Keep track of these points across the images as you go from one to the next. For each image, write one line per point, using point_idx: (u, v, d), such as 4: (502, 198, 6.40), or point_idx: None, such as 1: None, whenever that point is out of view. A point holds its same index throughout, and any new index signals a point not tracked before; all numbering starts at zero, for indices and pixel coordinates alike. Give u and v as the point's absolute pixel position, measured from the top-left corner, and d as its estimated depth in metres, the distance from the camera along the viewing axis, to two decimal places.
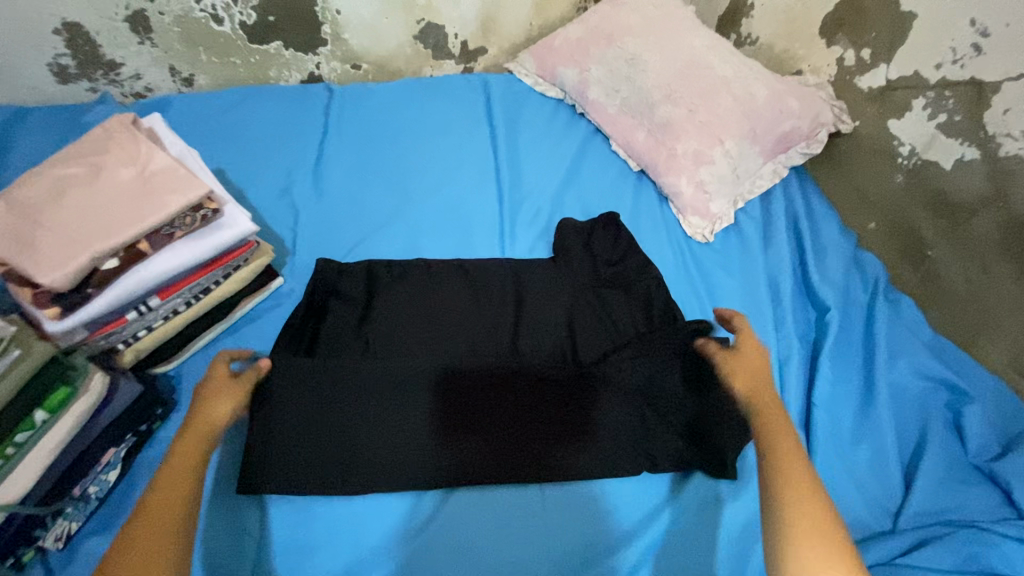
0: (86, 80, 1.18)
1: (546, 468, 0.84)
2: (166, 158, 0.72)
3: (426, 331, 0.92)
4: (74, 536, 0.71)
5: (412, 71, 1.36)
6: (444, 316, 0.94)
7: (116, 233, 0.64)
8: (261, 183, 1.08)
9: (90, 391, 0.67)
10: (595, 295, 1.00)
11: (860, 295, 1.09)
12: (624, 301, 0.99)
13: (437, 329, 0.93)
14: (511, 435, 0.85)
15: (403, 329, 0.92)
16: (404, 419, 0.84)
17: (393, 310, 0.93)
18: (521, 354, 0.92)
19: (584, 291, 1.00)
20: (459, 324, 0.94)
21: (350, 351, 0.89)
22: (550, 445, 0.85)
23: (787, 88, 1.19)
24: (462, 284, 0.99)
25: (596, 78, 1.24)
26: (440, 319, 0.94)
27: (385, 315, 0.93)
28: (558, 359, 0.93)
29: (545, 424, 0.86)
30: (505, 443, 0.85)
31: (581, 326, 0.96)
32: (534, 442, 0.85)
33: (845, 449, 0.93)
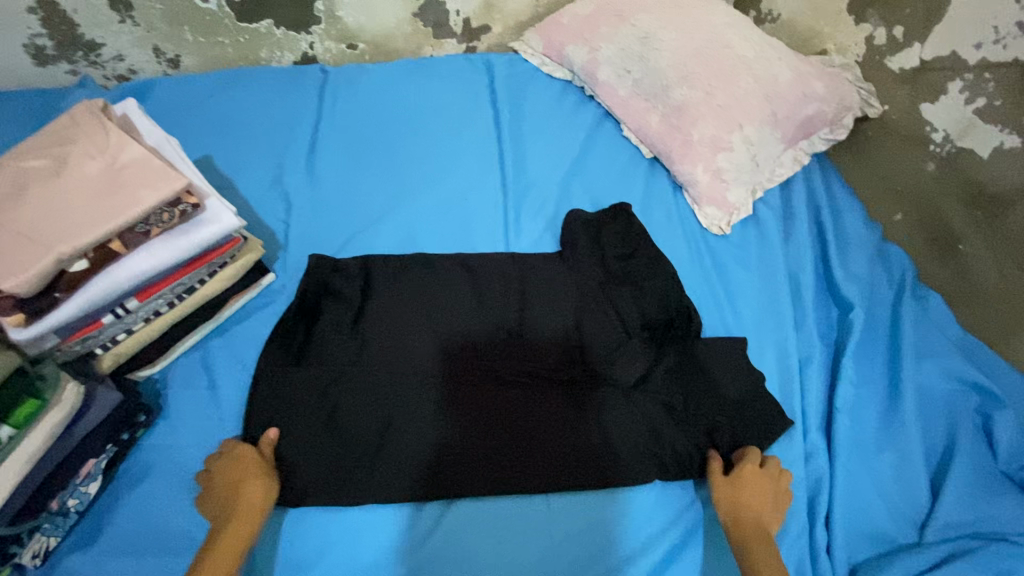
0: (65, 62, 1.12)
1: (549, 476, 0.79)
2: (139, 148, 0.66)
3: (426, 330, 0.87)
4: (54, 551, 0.68)
5: (411, 51, 1.28)
6: (444, 313, 0.89)
7: (83, 232, 0.59)
8: (251, 172, 1.02)
9: (62, 402, 0.63)
10: (604, 290, 0.93)
11: (885, 293, 1.03)
12: (635, 297, 0.93)
13: (437, 327, 0.87)
14: (513, 441, 0.81)
15: (401, 328, 0.87)
16: (404, 423, 0.80)
17: (391, 308, 0.88)
18: (525, 353, 0.87)
19: (592, 285, 0.94)
20: (462, 321, 0.88)
21: (346, 352, 0.84)
22: (554, 451, 0.81)
23: (810, 70, 1.12)
24: (463, 278, 0.93)
25: (606, 58, 1.17)
26: (441, 317, 0.88)
27: (382, 314, 0.87)
28: (564, 358, 0.88)
29: (550, 430, 0.82)
30: (507, 449, 0.80)
31: (589, 323, 0.90)
32: (538, 448, 0.81)
33: (868, 457, 0.88)
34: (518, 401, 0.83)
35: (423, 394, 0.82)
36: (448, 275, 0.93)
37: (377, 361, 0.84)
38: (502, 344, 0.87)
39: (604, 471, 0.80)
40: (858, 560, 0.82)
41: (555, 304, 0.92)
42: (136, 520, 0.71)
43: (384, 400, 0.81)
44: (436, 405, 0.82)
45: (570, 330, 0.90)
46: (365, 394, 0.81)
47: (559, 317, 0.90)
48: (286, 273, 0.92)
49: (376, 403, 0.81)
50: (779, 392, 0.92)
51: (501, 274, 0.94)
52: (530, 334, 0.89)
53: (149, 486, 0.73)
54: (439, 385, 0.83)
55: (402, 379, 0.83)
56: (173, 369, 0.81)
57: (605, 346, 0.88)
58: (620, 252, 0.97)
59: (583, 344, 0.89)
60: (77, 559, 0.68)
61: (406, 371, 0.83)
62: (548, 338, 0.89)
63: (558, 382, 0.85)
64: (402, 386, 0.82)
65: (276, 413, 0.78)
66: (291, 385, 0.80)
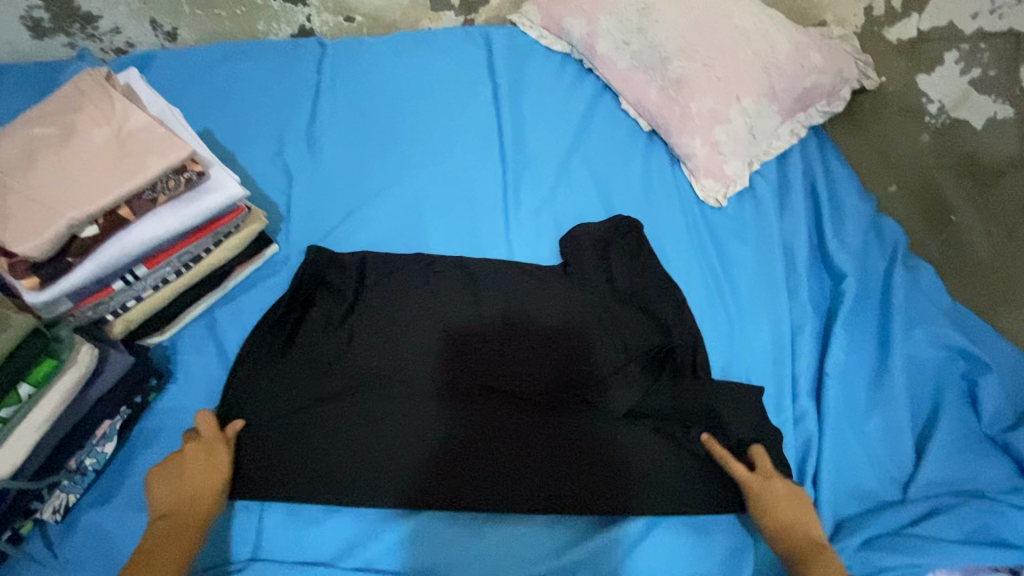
0: (63, 35, 1.11)
1: (526, 484, 0.79)
2: (145, 116, 0.67)
3: (417, 340, 0.85)
4: (73, 507, 0.71)
5: (409, 24, 1.28)
6: (431, 317, 0.87)
7: (93, 199, 0.60)
8: (253, 145, 1.03)
9: (77, 363, 0.65)
10: (606, 308, 0.90)
11: (877, 263, 1.05)
12: (638, 317, 0.90)
13: (422, 332, 0.86)
14: (492, 450, 0.80)
15: (385, 332, 0.85)
16: (388, 439, 0.79)
17: (383, 311, 0.86)
18: (512, 360, 0.86)
19: (599, 300, 0.91)
20: (457, 336, 0.86)
21: (335, 356, 0.83)
22: (532, 459, 0.80)
23: (809, 41, 1.12)
24: (457, 281, 0.91)
25: (605, 30, 1.16)
26: (433, 329, 0.86)
27: (373, 317, 0.86)
28: (552, 365, 0.86)
29: (530, 438, 0.81)
30: (485, 460, 0.79)
31: (580, 330, 0.89)
32: (516, 457, 0.80)
33: (857, 420, 0.91)
34: (505, 418, 0.82)
35: (410, 412, 0.81)
36: (444, 279, 0.91)
37: (364, 372, 0.82)
38: (495, 362, 0.86)
39: (580, 481, 0.79)
40: (844, 516, 0.85)
41: (554, 319, 0.89)
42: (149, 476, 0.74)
43: (368, 415, 0.80)
44: (423, 423, 0.80)
45: (567, 347, 0.87)
46: (351, 406, 0.80)
47: (557, 332, 0.88)
48: (290, 244, 0.94)
49: (358, 417, 0.80)
50: (771, 359, 0.95)
51: (502, 285, 0.91)
52: (526, 351, 0.87)
53: (161, 446, 0.76)
54: (427, 402, 0.82)
55: (388, 393, 0.82)
56: (182, 337, 0.83)
57: (599, 360, 0.86)
58: (628, 269, 0.94)
59: (580, 361, 0.87)
60: (95, 514, 0.71)
61: (393, 385, 0.82)
62: (544, 354, 0.87)
63: (549, 401, 0.84)
64: (389, 401, 0.81)
65: (255, 411, 0.79)
66: (275, 383, 0.80)
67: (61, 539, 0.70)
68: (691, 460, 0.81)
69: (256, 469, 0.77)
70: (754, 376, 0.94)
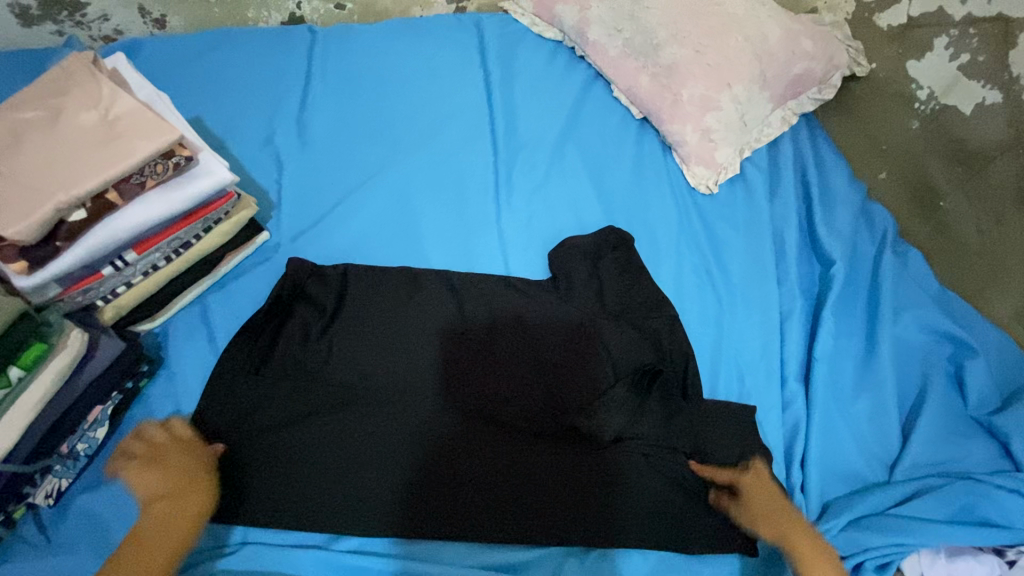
0: (50, 22, 1.10)
1: (508, 511, 0.79)
2: (132, 100, 0.66)
3: (400, 362, 0.85)
4: (66, 491, 0.72)
5: (400, 11, 1.27)
6: (413, 338, 0.87)
7: (79, 182, 0.60)
8: (243, 132, 1.02)
9: (67, 347, 0.65)
10: (592, 329, 0.91)
11: (866, 249, 1.05)
12: (627, 337, 0.91)
13: (404, 354, 0.86)
14: (474, 476, 0.80)
15: (367, 355, 0.84)
16: (371, 466, 0.79)
17: (367, 332, 0.86)
18: (493, 383, 0.86)
19: (584, 321, 0.92)
20: (444, 362, 0.86)
21: (317, 377, 0.82)
22: (515, 485, 0.80)
23: (800, 28, 1.12)
24: (440, 299, 0.91)
25: (597, 17, 1.16)
26: (419, 352, 0.86)
27: (356, 336, 0.85)
28: (533, 388, 0.87)
29: (512, 463, 0.81)
30: (467, 486, 0.79)
31: (562, 353, 0.89)
32: (498, 483, 0.80)
33: (845, 404, 0.92)
34: (487, 444, 0.82)
35: (394, 439, 0.80)
36: (432, 298, 0.91)
37: (346, 394, 0.82)
38: (482, 387, 0.86)
39: (562, 505, 0.79)
40: (831, 497, 0.86)
41: (543, 344, 0.90)
42: None
43: (351, 442, 0.79)
44: (407, 450, 0.80)
45: (555, 371, 0.88)
46: (333, 432, 0.79)
47: (545, 357, 0.89)
48: (280, 232, 0.94)
49: (340, 442, 0.79)
50: (761, 344, 0.96)
51: (492, 306, 0.92)
52: (514, 377, 0.87)
53: (154, 431, 0.76)
54: (413, 430, 0.81)
55: (367, 418, 0.81)
56: (172, 324, 0.83)
57: (581, 382, 0.87)
58: (619, 284, 0.95)
59: (566, 386, 0.87)
60: (87, 499, 0.72)
61: (373, 410, 0.81)
62: (531, 379, 0.87)
63: (536, 426, 0.84)
64: (374, 428, 0.80)
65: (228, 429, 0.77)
66: (252, 400, 0.79)
67: (53, 524, 0.70)
68: (672, 486, 0.81)
69: (230, 490, 0.75)
70: (744, 361, 0.95)
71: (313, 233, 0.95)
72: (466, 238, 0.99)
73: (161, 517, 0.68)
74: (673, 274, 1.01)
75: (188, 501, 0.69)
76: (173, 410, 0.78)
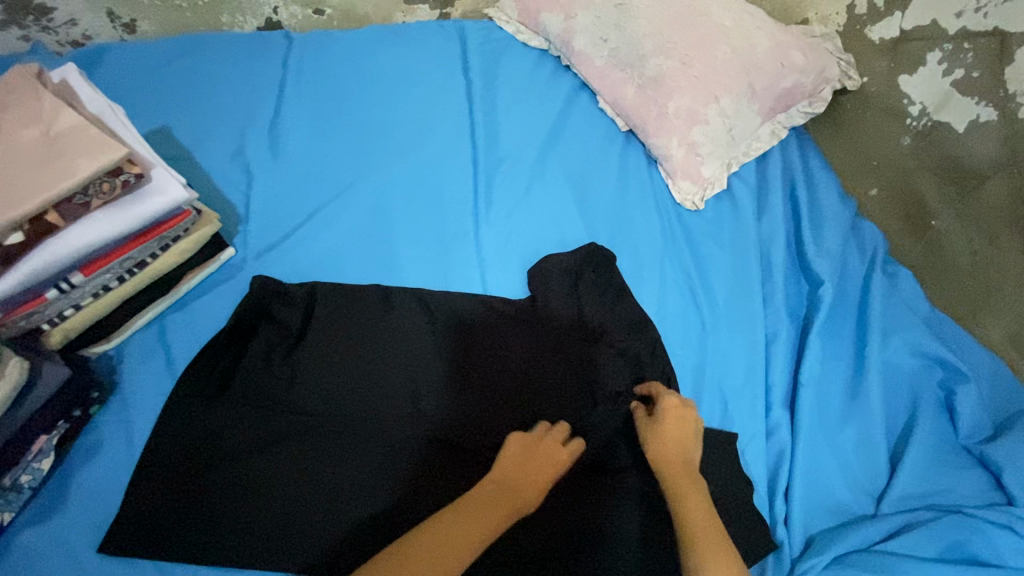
0: (15, 28, 1.06)
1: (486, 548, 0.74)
2: (76, 115, 0.63)
3: (371, 384, 0.81)
4: (7, 527, 0.68)
5: (381, 17, 1.24)
6: (383, 359, 0.83)
7: (13, 205, 0.56)
8: (212, 143, 0.99)
9: (4, 378, 0.61)
10: (571, 350, 0.88)
11: (856, 268, 1.03)
12: (608, 359, 0.87)
13: (374, 375, 0.82)
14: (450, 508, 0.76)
15: (335, 376, 0.81)
16: (344, 498, 0.74)
17: (345, 354, 0.83)
18: (467, 406, 0.83)
19: (560, 342, 0.89)
20: (425, 387, 0.83)
21: (292, 403, 0.79)
22: None
23: (789, 39, 1.09)
24: (410, 318, 0.87)
25: (582, 26, 1.13)
26: (395, 374, 0.83)
27: (324, 357, 0.82)
28: (511, 412, 0.83)
29: None
30: None
31: (539, 374, 0.86)
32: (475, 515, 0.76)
33: (831, 431, 0.89)
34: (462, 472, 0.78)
35: (375, 468, 0.76)
36: (411, 320, 0.87)
37: (312, 418, 0.78)
38: (467, 413, 0.82)
39: (545, 542, 0.75)
40: (816, 531, 0.83)
41: (528, 369, 0.86)
42: (93, 492, 0.71)
43: (330, 470, 0.75)
44: (390, 480, 0.76)
45: (540, 396, 0.85)
46: (311, 462, 0.75)
47: (531, 382, 0.86)
48: (247, 247, 0.91)
49: (310, 470, 0.75)
50: (745, 368, 0.92)
51: (473, 327, 0.88)
52: (500, 402, 0.84)
53: (104, 460, 0.73)
54: (386, 457, 0.77)
55: (337, 443, 0.77)
56: (129, 345, 0.79)
57: (558, 407, 0.84)
58: (600, 303, 0.92)
59: (548, 411, 0.84)
60: (31, 534, 0.68)
61: (342, 435, 0.78)
62: (517, 404, 0.84)
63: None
64: (354, 456, 0.77)
65: (182, 456, 0.73)
66: (221, 428, 0.76)
67: None
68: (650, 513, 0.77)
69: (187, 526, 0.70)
70: (727, 386, 0.91)
71: (281, 249, 0.91)
72: (442, 255, 0.95)
73: (500, 487, 0.72)
74: (656, 294, 0.98)
75: (507, 504, 0.71)
76: (122, 436, 0.74)
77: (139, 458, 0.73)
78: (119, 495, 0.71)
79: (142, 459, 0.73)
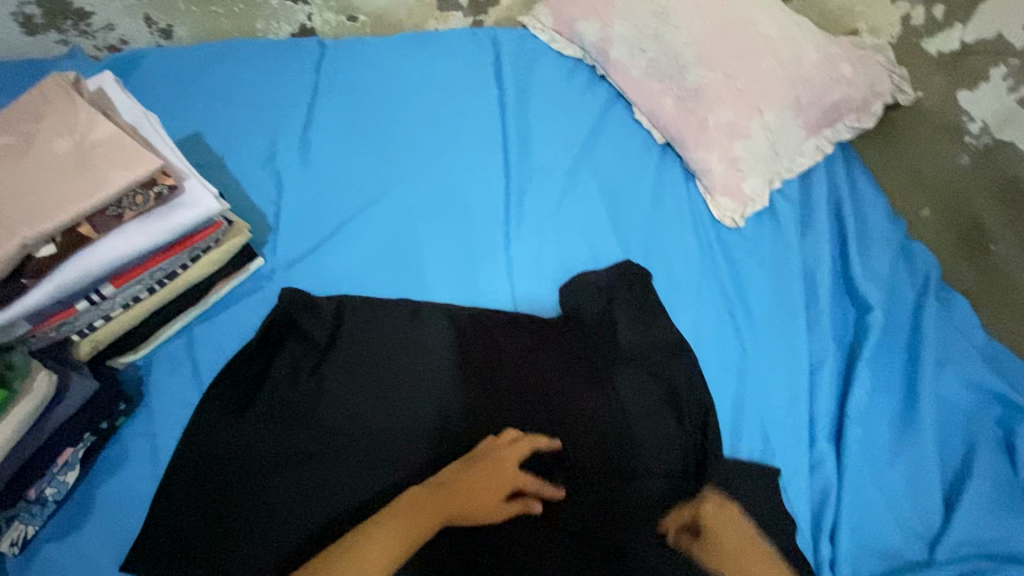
0: (55, 32, 1.08)
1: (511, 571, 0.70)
2: (110, 125, 0.62)
3: (396, 400, 0.79)
4: (32, 540, 0.67)
5: (415, 24, 1.22)
6: (408, 374, 0.81)
7: (47, 216, 0.56)
8: (244, 150, 0.98)
9: (33, 392, 0.60)
10: (602, 369, 0.84)
11: (906, 293, 0.97)
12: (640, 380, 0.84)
13: (399, 390, 0.80)
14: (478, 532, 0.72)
15: (360, 390, 0.79)
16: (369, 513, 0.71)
17: (364, 369, 0.80)
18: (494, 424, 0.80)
19: (591, 361, 0.85)
20: (449, 404, 0.80)
21: (308, 418, 0.76)
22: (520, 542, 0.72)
23: (838, 52, 1.05)
24: (436, 333, 0.85)
25: (620, 35, 1.10)
26: (420, 390, 0.80)
27: (349, 370, 0.80)
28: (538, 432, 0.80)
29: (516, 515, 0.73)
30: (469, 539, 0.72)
31: (567, 393, 0.82)
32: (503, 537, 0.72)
33: (880, 468, 0.84)
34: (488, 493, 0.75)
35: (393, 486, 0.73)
36: (433, 335, 0.85)
37: (336, 433, 0.76)
38: (491, 432, 0.79)
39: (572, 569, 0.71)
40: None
41: (555, 386, 0.83)
42: (117, 507, 0.70)
43: (344, 489, 0.72)
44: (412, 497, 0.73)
45: (571, 413, 0.81)
46: (329, 477, 0.73)
47: (560, 400, 0.82)
48: (275, 259, 0.90)
49: (334, 485, 0.72)
50: (787, 397, 0.88)
51: (498, 343, 0.85)
52: (527, 421, 0.80)
53: (130, 473, 0.72)
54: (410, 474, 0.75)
55: (361, 458, 0.75)
56: (156, 356, 0.78)
57: (588, 427, 0.81)
58: (635, 323, 0.88)
59: (577, 432, 0.80)
60: (54, 549, 0.67)
61: (366, 450, 0.75)
62: (545, 423, 0.80)
63: (549, 479, 0.77)
64: (373, 473, 0.74)
65: (206, 469, 0.72)
66: (240, 442, 0.73)
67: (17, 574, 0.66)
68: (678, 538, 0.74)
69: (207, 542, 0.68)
70: (768, 416, 0.87)
71: (309, 261, 0.90)
72: (471, 271, 0.93)
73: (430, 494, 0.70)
74: (692, 316, 0.94)
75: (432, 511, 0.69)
76: (147, 450, 0.73)
77: (165, 471, 0.72)
78: (144, 511, 0.70)
79: (167, 472, 0.71)
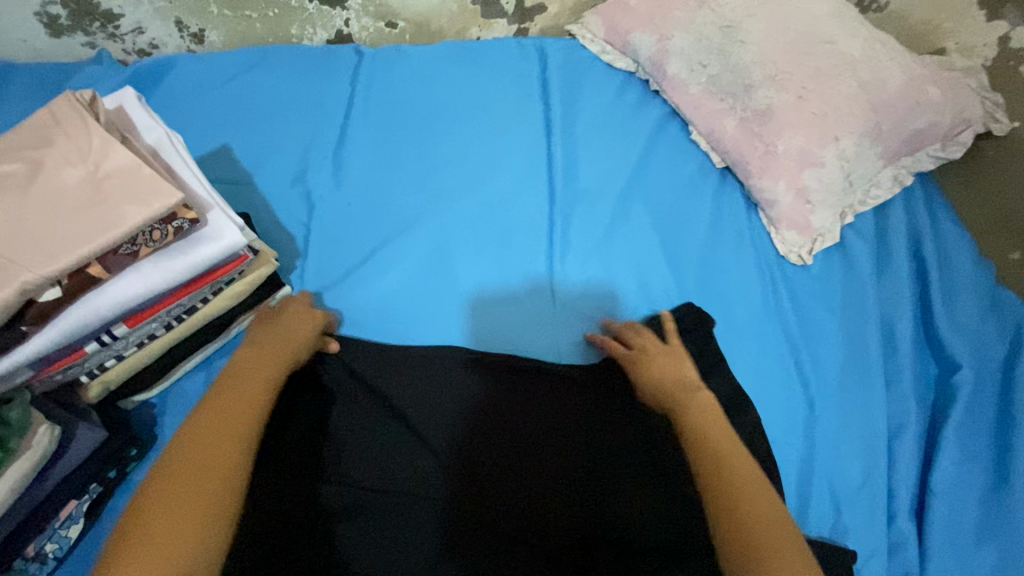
0: (81, 34, 1.03)
1: (516, 541, 0.66)
2: (127, 153, 0.55)
3: (414, 391, 0.76)
4: None
5: (456, 32, 1.15)
6: (426, 372, 0.78)
7: (53, 257, 0.49)
8: (273, 167, 0.92)
9: (31, 449, 0.54)
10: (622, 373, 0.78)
11: (996, 348, 0.86)
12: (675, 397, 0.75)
13: (417, 385, 0.76)
14: (486, 506, 0.68)
15: (382, 386, 0.76)
16: (385, 495, 0.68)
17: (303, 416, 0.72)
18: (507, 411, 0.75)
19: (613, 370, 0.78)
20: (463, 396, 0.76)
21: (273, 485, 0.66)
22: (522, 514, 0.68)
23: (926, 74, 0.93)
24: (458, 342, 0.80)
25: (678, 49, 1.01)
26: (440, 384, 0.77)
27: (371, 371, 0.77)
28: (555, 422, 0.75)
29: (520, 490, 0.70)
30: (476, 511, 0.68)
31: (583, 389, 0.77)
32: (506, 510, 0.68)
33: (968, 552, 0.74)
34: (500, 474, 0.71)
35: (410, 471, 0.70)
36: (396, 358, 0.78)
37: (355, 427, 0.73)
38: (476, 474, 0.70)
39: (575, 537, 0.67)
40: None
41: (523, 418, 0.75)
42: None
43: (365, 473, 0.70)
44: (427, 480, 0.70)
45: (559, 446, 0.73)
46: (350, 466, 0.70)
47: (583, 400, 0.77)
48: (303, 289, 0.84)
49: (358, 476, 0.69)
50: (861, 465, 0.78)
51: (442, 379, 0.77)
52: (536, 439, 0.73)
53: None
54: (426, 459, 0.71)
55: (381, 447, 0.72)
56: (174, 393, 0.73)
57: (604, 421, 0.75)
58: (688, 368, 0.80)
59: (592, 424, 0.75)
60: None
61: (387, 439, 0.72)
62: (532, 458, 0.72)
63: (565, 471, 0.71)
64: (390, 460, 0.71)
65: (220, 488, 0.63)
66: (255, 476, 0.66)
67: None
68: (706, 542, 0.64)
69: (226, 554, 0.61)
70: (840, 485, 0.77)
71: (340, 289, 0.84)
72: (511, 307, 0.85)
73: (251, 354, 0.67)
74: (753, 366, 0.84)
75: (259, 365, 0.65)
76: None
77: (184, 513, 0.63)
78: None
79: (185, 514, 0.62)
